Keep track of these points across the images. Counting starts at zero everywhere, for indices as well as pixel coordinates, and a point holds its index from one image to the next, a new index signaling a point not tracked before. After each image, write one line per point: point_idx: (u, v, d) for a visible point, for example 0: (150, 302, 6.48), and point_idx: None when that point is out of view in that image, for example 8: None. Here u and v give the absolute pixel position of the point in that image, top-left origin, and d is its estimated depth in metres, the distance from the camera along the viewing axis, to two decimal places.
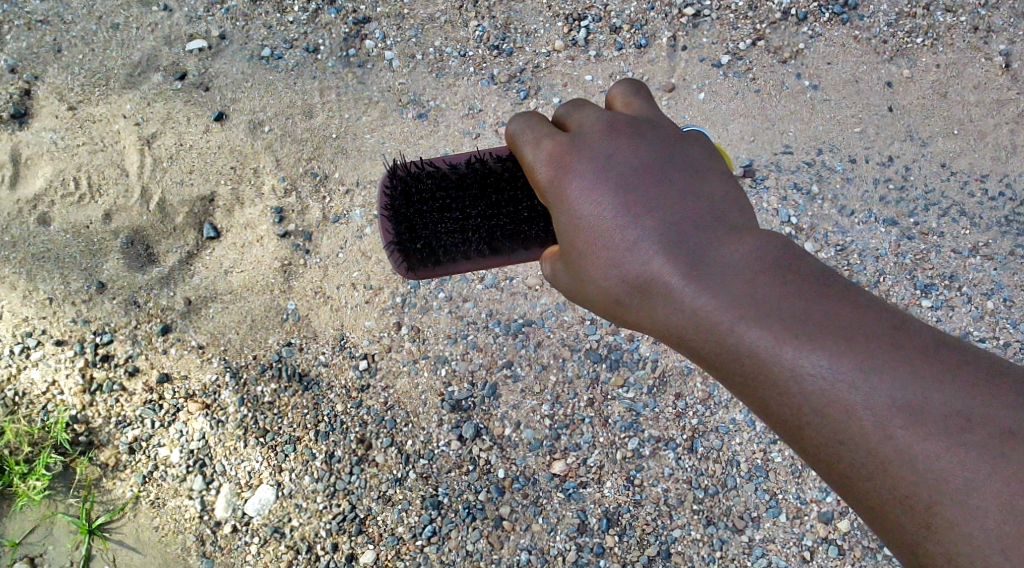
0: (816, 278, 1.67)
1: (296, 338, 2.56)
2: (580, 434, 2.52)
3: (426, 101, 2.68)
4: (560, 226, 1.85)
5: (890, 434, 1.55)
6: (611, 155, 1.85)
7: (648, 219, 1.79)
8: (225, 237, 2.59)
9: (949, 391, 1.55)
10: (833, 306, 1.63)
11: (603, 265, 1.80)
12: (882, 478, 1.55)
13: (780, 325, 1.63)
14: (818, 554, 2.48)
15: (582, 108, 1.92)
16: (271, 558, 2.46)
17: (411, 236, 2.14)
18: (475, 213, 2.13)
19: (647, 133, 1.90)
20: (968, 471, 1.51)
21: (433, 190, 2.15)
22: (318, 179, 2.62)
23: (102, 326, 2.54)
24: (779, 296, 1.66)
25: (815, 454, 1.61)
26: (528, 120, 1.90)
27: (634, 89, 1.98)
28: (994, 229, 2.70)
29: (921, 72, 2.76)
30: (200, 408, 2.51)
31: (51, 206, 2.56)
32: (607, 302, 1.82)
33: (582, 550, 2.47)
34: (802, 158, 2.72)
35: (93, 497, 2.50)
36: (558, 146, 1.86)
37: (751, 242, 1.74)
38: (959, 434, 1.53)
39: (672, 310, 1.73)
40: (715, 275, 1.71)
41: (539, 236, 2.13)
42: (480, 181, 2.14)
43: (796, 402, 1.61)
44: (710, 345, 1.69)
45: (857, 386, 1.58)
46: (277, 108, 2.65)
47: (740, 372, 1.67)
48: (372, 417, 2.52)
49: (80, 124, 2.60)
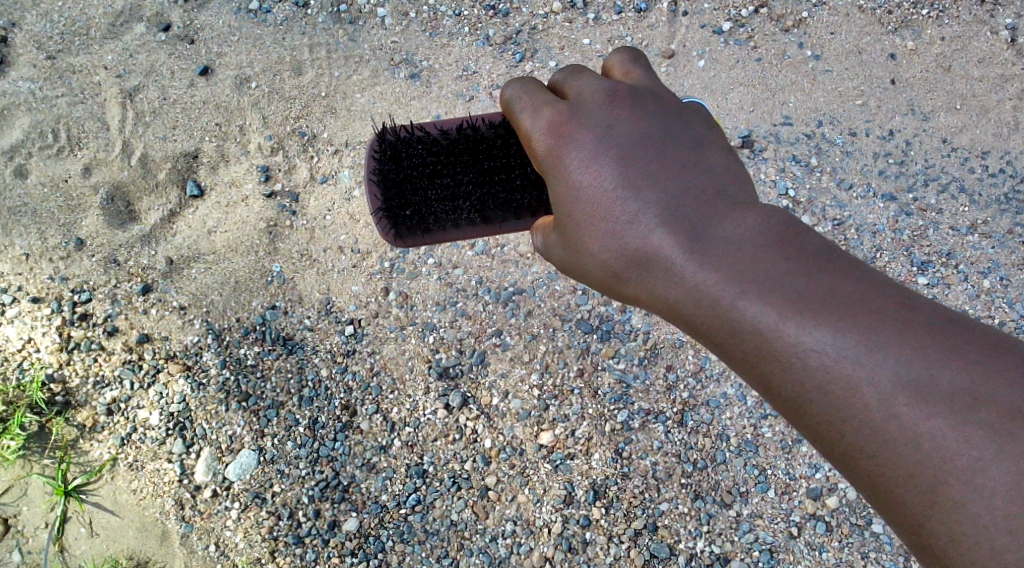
0: (819, 253, 1.62)
1: (280, 302, 2.50)
2: (569, 404, 2.47)
3: (418, 61, 2.61)
4: (558, 197, 1.79)
5: (895, 412, 1.51)
6: (610, 125, 1.80)
7: (648, 190, 1.74)
8: (209, 196, 2.52)
9: (955, 368, 1.50)
10: (837, 282, 1.58)
11: (603, 237, 1.75)
12: (885, 457, 1.51)
13: (783, 301, 1.58)
14: (806, 531, 2.44)
15: (581, 75, 1.86)
16: (251, 524, 2.41)
17: (400, 202, 2.08)
18: (466, 180, 2.06)
19: (647, 102, 1.84)
20: (975, 450, 1.46)
21: (422, 155, 2.07)
22: (306, 139, 2.55)
23: (81, 284, 2.48)
24: (782, 270, 1.61)
25: (817, 434, 1.57)
26: (525, 87, 1.83)
27: (632, 58, 1.93)
28: (994, 206, 2.65)
29: (926, 45, 2.70)
30: (181, 369, 2.46)
31: (29, 158, 2.50)
32: (606, 275, 1.77)
33: (568, 521, 2.43)
34: (802, 129, 2.66)
35: (69, 459, 2.45)
36: (556, 114, 1.80)
37: (753, 215, 1.68)
38: (966, 413, 1.47)
39: (672, 284, 1.68)
40: (716, 248, 1.66)
41: (532, 206, 2.08)
42: (472, 148, 2.07)
43: (799, 379, 1.57)
44: (711, 321, 1.64)
45: (861, 364, 1.53)
46: (265, 64, 2.57)
47: (741, 349, 1.62)
48: (358, 383, 2.47)
49: (59, 74, 2.53)
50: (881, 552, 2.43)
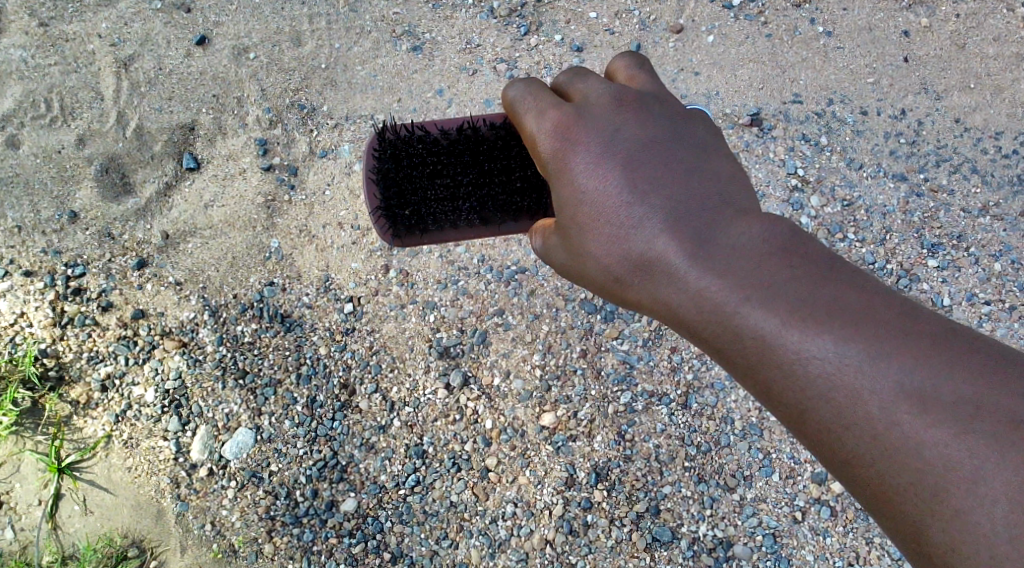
0: (824, 262, 1.57)
1: (278, 278, 2.45)
2: (571, 386, 2.43)
3: (421, 33, 2.55)
4: (559, 199, 1.74)
5: (897, 421, 1.46)
6: (616, 128, 1.74)
7: (651, 194, 1.69)
8: (206, 169, 2.47)
9: (959, 378, 1.45)
10: (842, 291, 1.53)
11: (603, 240, 1.70)
12: (886, 465, 1.46)
13: (787, 307, 1.53)
14: (810, 515, 2.41)
15: (586, 78, 1.80)
16: (248, 503, 2.38)
17: (399, 201, 2.03)
18: (466, 180, 2.01)
19: (653, 106, 1.79)
20: (977, 459, 1.41)
21: (423, 155, 2.02)
22: (305, 112, 2.50)
23: (75, 258, 2.44)
24: (787, 278, 1.56)
25: (818, 443, 1.52)
26: (529, 88, 1.77)
27: (637, 62, 1.86)
28: (1006, 188, 2.60)
29: (940, 22, 2.64)
30: (176, 346, 2.42)
31: (21, 128, 2.45)
32: (605, 278, 1.71)
33: (570, 504, 2.38)
34: (812, 108, 2.59)
35: (62, 435, 2.41)
36: (563, 115, 1.74)
37: (757, 222, 1.63)
38: (969, 422, 1.43)
39: (672, 289, 1.63)
40: (718, 253, 1.61)
41: (531, 208, 2.02)
42: (472, 149, 2.02)
43: (800, 387, 1.52)
44: (712, 328, 1.59)
45: (864, 372, 1.48)
46: (263, 34, 2.52)
47: (742, 355, 1.57)
48: (356, 361, 2.43)
49: (52, 42, 2.47)
50: (885, 537, 2.40)
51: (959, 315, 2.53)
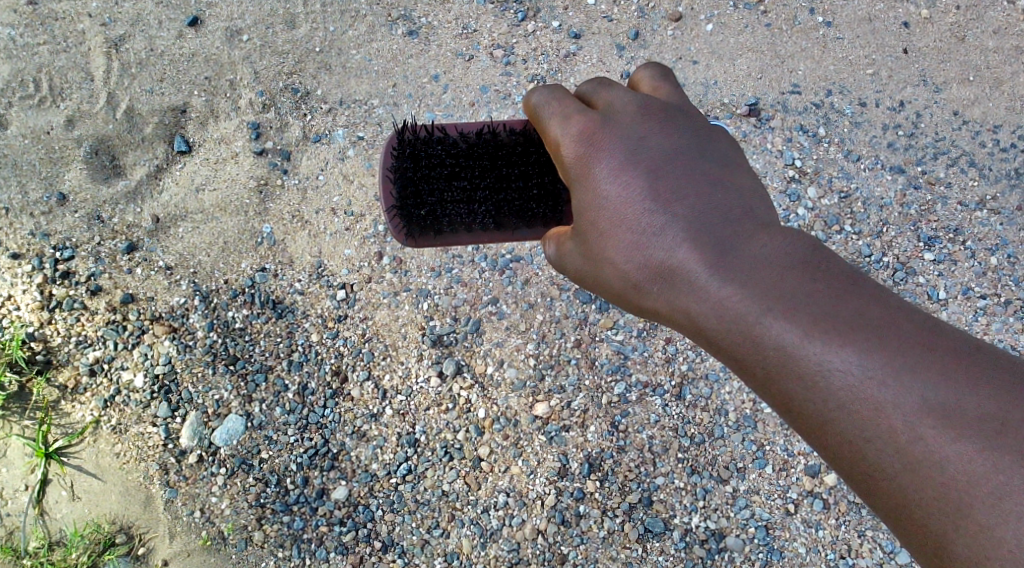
0: (849, 276, 1.55)
1: (270, 265, 2.42)
2: (565, 375, 2.41)
3: (416, 18, 2.52)
4: (579, 205, 1.71)
5: (920, 435, 1.44)
6: (640, 136, 1.72)
7: (675, 203, 1.66)
8: (197, 152, 2.44)
9: (983, 394, 1.43)
10: (866, 306, 1.51)
11: (623, 246, 1.67)
12: (908, 478, 1.44)
13: (810, 319, 1.51)
14: (803, 508, 2.40)
15: (611, 87, 1.77)
16: (238, 490, 2.36)
17: (415, 201, 1.98)
18: (484, 185, 1.98)
19: (678, 117, 1.76)
20: (1002, 475, 1.39)
21: (442, 156, 1.98)
22: (298, 95, 2.47)
23: (64, 241, 2.41)
24: (811, 290, 1.53)
25: (839, 456, 1.49)
26: (553, 94, 1.75)
27: (661, 74, 1.84)
28: (1004, 181, 2.58)
29: (941, 13, 2.62)
30: (166, 331, 2.39)
31: (9, 108, 2.41)
32: (624, 286, 1.69)
33: (561, 494, 2.37)
34: (811, 99, 2.57)
35: (50, 420, 2.38)
36: (588, 122, 1.72)
37: (781, 235, 1.61)
38: (993, 437, 1.40)
39: (694, 298, 1.60)
40: (741, 264, 1.58)
41: (546, 215, 1.99)
42: (491, 153, 1.99)
43: (823, 399, 1.49)
44: (732, 337, 1.56)
45: (887, 386, 1.46)
46: (256, 16, 2.48)
47: (764, 366, 1.54)
48: (348, 349, 2.41)
49: (41, 21, 2.43)
50: (878, 530, 2.40)
51: (955, 309, 2.52)
